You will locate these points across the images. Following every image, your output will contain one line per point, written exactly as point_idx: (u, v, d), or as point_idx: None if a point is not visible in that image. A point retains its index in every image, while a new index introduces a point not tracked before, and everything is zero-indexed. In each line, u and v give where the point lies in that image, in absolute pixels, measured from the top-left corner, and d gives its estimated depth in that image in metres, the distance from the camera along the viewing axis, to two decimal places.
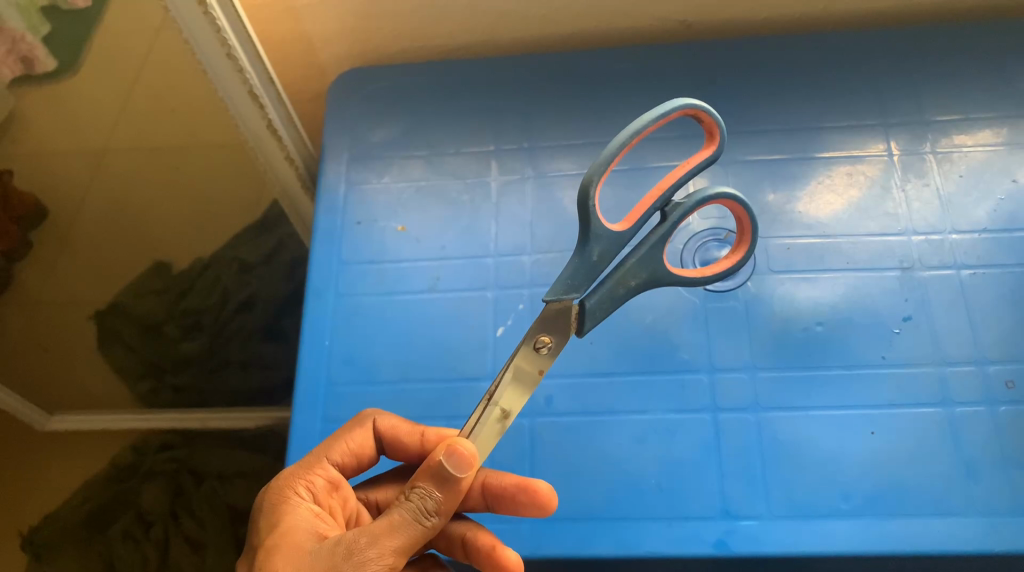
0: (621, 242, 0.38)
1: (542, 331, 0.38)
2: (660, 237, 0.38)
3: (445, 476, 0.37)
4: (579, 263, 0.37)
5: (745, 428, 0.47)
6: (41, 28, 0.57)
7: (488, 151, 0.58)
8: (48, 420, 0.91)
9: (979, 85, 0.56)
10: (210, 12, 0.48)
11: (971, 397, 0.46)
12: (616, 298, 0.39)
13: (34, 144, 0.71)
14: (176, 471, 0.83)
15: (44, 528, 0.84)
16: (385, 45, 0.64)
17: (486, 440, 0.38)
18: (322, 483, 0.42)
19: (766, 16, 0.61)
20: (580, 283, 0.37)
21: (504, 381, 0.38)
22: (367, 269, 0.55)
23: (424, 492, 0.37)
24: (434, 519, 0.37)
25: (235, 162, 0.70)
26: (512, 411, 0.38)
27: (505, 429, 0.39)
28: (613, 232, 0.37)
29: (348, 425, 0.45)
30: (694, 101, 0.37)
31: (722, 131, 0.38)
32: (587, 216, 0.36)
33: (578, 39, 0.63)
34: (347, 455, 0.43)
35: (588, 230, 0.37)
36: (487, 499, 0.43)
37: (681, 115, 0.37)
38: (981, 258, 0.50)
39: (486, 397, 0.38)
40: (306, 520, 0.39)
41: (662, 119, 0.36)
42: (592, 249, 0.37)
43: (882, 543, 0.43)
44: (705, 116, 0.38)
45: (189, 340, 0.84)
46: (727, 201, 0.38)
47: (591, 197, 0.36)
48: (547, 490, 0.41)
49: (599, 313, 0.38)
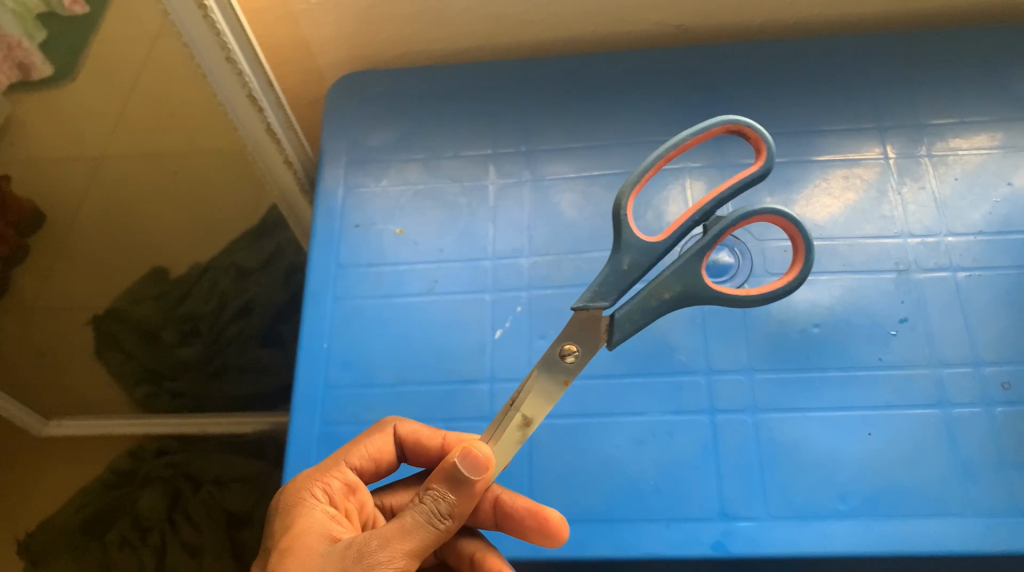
0: (654, 254, 0.38)
1: (568, 340, 0.38)
2: (699, 249, 0.37)
3: (459, 479, 0.37)
4: (609, 272, 0.38)
5: (743, 429, 0.47)
6: (37, 34, 0.58)
7: (486, 155, 0.59)
8: (43, 425, 0.90)
9: (973, 89, 0.56)
10: (210, 16, 0.49)
11: (968, 398, 0.46)
12: (647, 310, 0.38)
13: (32, 151, 0.69)
14: (172, 477, 0.83)
15: (40, 534, 0.84)
16: (383, 50, 0.64)
17: (505, 447, 0.39)
18: (339, 485, 0.42)
19: (759, 22, 0.61)
20: (608, 291, 0.38)
21: (526, 389, 0.38)
22: (365, 272, 0.55)
23: (437, 494, 0.37)
24: (448, 521, 0.37)
25: (234, 167, 0.70)
26: (534, 419, 0.38)
27: (525, 437, 0.39)
28: (645, 243, 0.38)
29: (367, 430, 0.45)
30: (740, 119, 0.39)
31: (770, 146, 0.39)
32: (618, 224, 0.38)
33: (575, 44, 0.64)
34: (365, 458, 0.43)
35: (619, 239, 0.38)
36: (497, 518, 0.43)
37: (725, 130, 0.39)
38: (976, 260, 0.50)
39: (510, 402, 0.39)
40: (319, 523, 0.39)
41: (702, 133, 0.39)
42: (623, 258, 0.38)
43: (878, 544, 0.43)
44: (753, 132, 0.39)
45: (184, 345, 0.84)
46: (776, 216, 0.38)
47: (623, 207, 0.38)
48: (558, 519, 0.41)
49: (629, 324, 0.38)
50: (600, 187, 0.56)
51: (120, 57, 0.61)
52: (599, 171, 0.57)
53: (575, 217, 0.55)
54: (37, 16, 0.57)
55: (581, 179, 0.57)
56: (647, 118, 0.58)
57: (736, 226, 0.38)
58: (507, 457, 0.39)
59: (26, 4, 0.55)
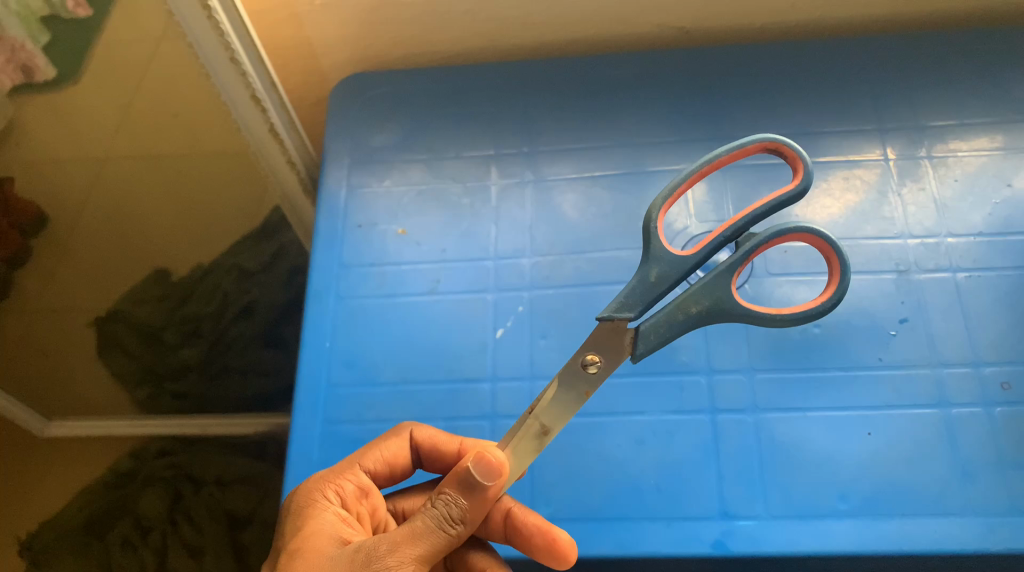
0: (684, 268, 0.38)
1: (590, 350, 0.38)
2: (729, 265, 0.37)
3: (472, 483, 0.37)
4: (637, 283, 0.38)
5: (743, 429, 0.47)
6: (41, 37, 0.59)
7: (488, 156, 0.59)
8: (46, 426, 0.91)
9: (972, 91, 0.57)
10: (215, 16, 0.49)
11: (967, 398, 0.47)
12: (674, 324, 0.37)
13: (34, 154, 0.71)
14: (174, 478, 0.83)
15: (42, 534, 0.84)
16: (385, 52, 0.64)
17: (521, 455, 0.39)
18: (352, 488, 0.42)
19: (760, 25, 0.62)
20: (635, 302, 0.37)
21: (545, 397, 0.38)
22: (367, 272, 0.55)
23: (449, 498, 0.37)
24: (459, 526, 0.37)
25: (236, 168, 0.70)
26: (551, 428, 0.38)
27: (542, 446, 0.38)
28: (675, 257, 0.38)
29: (384, 434, 0.45)
30: (776, 138, 0.39)
31: (808, 165, 0.38)
32: (648, 236, 0.38)
33: (576, 46, 0.64)
34: (380, 462, 0.44)
35: (649, 251, 0.38)
36: (507, 531, 0.43)
37: (762, 149, 0.39)
38: (976, 261, 0.50)
39: (528, 409, 0.39)
40: (330, 525, 0.39)
41: (738, 150, 0.39)
42: (651, 270, 0.38)
43: (878, 543, 0.43)
44: (789, 150, 0.39)
45: (188, 347, 0.84)
46: (810, 234, 0.38)
47: (653, 220, 0.38)
48: (567, 542, 0.41)
49: (654, 337, 0.37)
50: (602, 189, 0.56)
51: (123, 58, 0.61)
52: (599, 171, 0.57)
53: (576, 218, 0.55)
54: (42, 19, 0.57)
55: (582, 180, 0.57)
56: (647, 119, 0.58)
57: (769, 244, 0.38)
58: (522, 467, 0.39)
59: (30, 7, 0.56)
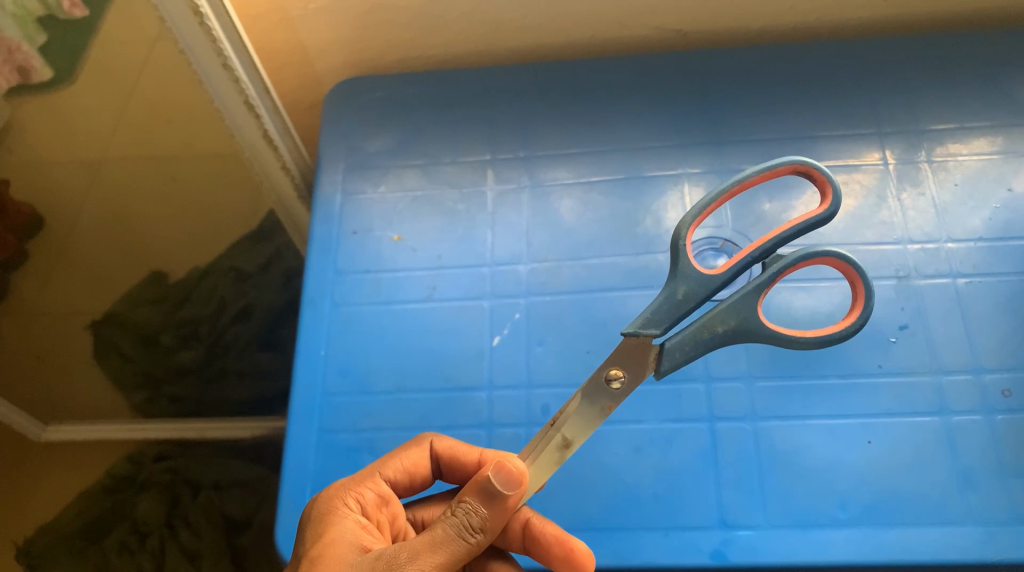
0: (711, 286, 0.37)
1: (614, 365, 0.37)
2: (756, 284, 0.37)
3: (492, 492, 0.36)
4: (663, 299, 0.37)
5: (742, 437, 0.47)
6: (37, 37, 0.58)
7: (485, 160, 0.58)
8: (42, 431, 0.88)
9: (970, 94, 0.56)
10: (206, 23, 0.49)
11: (968, 406, 0.46)
12: (700, 343, 0.37)
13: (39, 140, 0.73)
14: (171, 482, 0.80)
15: (39, 540, 0.82)
16: (380, 54, 0.64)
17: (542, 467, 0.38)
18: (372, 496, 0.41)
19: (759, 26, 0.61)
20: (661, 319, 0.37)
21: (568, 410, 0.38)
22: (363, 278, 0.55)
23: (469, 508, 0.36)
24: (478, 535, 0.36)
25: (232, 168, 0.70)
26: (573, 441, 0.37)
27: (563, 460, 0.38)
28: (702, 274, 0.37)
29: (404, 444, 0.44)
30: (807, 159, 0.39)
31: (837, 188, 0.37)
32: (676, 254, 0.38)
33: (576, 48, 0.64)
34: (400, 471, 0.43)
35: (676, 268, 0.37)
36: (525, 541, 0.42)
37: (792, 172, 0.39)
38: (976, 266, 0.50)
39: (552, 421, 0.38)
40: (350, 532, 0.39)
41: (769, 171, 0.38)
42: (679, 287, 0.37)
43: (878, 553, 0.43)
44: (818, 172, 0.38)
45: (185, 350, 0.82)
46: (835, 258, 0.37)
47: (682, 237, 0.38)
48: (584, 553, 0.41)
49: (678, 354, 0.37)
50: (598, 194, 0.56)
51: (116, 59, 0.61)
52: (596, 176, 0.57)
53: (573, 223, 0.55)
54: (37, 19, 0.56)
55: (579, 185, 0.56)
56: (645, 123, 0.58)
57: (795, 266, 0.38)
58: (543, 480, 0.38)
59: (26, 7, 0.54)
